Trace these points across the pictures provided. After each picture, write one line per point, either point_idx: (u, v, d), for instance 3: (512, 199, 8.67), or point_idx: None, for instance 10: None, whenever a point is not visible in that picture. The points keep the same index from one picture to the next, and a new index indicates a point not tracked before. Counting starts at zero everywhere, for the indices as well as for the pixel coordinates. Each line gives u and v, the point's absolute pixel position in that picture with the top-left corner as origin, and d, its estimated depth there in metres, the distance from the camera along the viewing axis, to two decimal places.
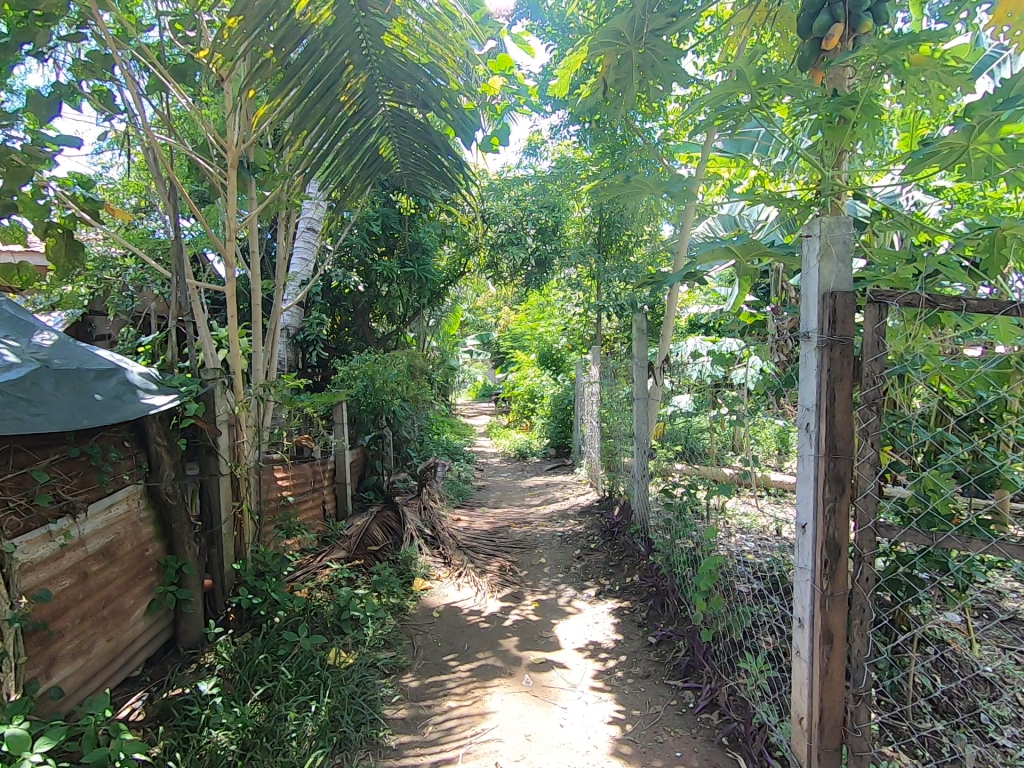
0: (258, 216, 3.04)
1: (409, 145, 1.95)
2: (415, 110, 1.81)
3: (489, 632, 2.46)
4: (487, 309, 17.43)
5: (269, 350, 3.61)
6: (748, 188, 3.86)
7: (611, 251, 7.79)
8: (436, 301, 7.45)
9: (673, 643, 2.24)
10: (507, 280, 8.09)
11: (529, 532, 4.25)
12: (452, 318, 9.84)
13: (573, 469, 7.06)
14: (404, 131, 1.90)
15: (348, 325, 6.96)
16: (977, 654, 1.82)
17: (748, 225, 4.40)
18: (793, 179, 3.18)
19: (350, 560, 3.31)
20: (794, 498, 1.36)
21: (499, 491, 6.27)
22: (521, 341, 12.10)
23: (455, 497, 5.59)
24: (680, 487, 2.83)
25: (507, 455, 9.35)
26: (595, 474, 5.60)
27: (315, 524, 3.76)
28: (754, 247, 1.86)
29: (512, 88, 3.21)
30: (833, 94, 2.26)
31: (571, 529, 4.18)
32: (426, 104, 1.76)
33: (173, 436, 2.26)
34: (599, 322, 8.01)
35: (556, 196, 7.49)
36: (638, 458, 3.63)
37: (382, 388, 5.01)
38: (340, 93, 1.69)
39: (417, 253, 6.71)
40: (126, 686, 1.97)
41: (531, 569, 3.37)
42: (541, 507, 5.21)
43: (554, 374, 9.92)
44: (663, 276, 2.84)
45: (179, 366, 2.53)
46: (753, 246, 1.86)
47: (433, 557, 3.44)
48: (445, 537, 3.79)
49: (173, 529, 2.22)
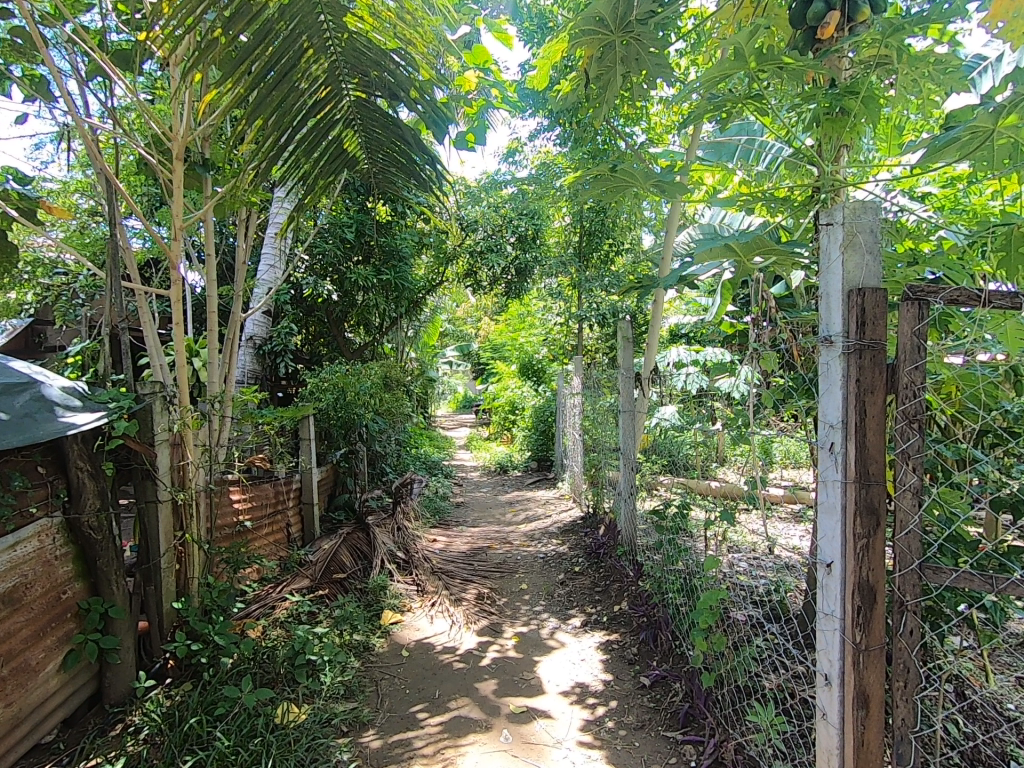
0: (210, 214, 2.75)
1: (380, 145, 1.55)
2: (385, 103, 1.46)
3: (464, 675, 2.21)
4: (466, 319, 17.20)
5: (227, 363, 3.34)
6: (732, 194, 3.75)
7: (591, 261, 7.62)
8: (414, 311, 7.32)
9: (669, 686, 2.01)
10: (487, 289, 7.90)
11: (509, 553, 4.01)
12: (430, 328, 9.60)
13: (555, 484, 6.84)
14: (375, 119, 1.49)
15: (322, 336, 6.78)
16: (1007, 697, 1.63)
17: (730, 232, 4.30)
18: (779, 181, 3.06)
19: (313, 591, 3.03)
20: (816, 531, 1.17)
21: (478, 507, 6.01)
22: (501, 350, 11.88)
23: (431, 515, 5.31)
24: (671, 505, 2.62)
25: (487, 468, 9.06)
26: (577, 489, 5.40)
27: (277, 549, 3.47)
28: (757, 244, 1.67)
29: (490, 85, 3.02)
30: (829, 87, 2.12)
31: (554, 549, 3.94)
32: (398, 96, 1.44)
33: (100, 460, 1.97)
34: (580, 333, 7.88)
35: (535, 204, 7.37)
36: (624, 474, 3.40)
37: (354, 401, 4.73)
38: (301, 81, 1.35)
39: (393, 261, 6.47)
40: (31, 758, 1.67)
41: (510, 596, 3.13)
42: (522, 525, 4.98)
43: (535, 384, 9.69)
44: (650, 281, 2.68)
45: (112, 380, 2.23)
46: (755, 244, 1.68)
47: (404, 585, 3.17)
48: (418, 561, 3.53)
49: (98, 568, 1.93)
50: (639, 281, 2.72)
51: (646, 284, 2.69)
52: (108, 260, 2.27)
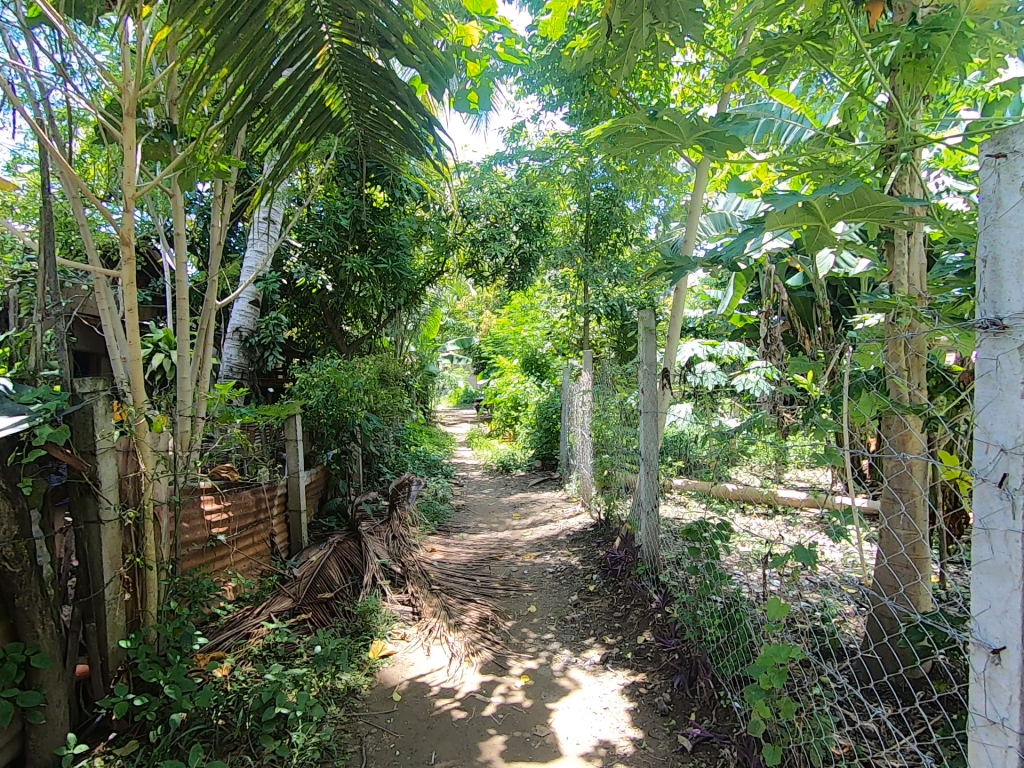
0: (169, 182, 2.38)
1: (363, 93, 1.61)
2: (372, 50, 1.47)
3: (465, 731, 1.87)
4: (467, 312, 16.85)
5: (199, 357, 3.01)
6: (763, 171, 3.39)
7: (598, 251, 7.52)
8: (413, 303, 6.97)
9: (715, 750, 1.68)
10: (489, 280, 7.54)
11: (514, 565, 3.67)
12: (430, 320, 9.24)
13: (561, 485, 6.49)
14: (354, 78, 1.56)
15: (318, 327, 6.46)
16: None
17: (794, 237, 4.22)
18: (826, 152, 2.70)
19: (295, 614, 2.70)
20: (972, 594, 0.86)
21: (480, 511, 5.67)
22: (503, 344, 11.51)
23: (430, 520, 4.97)
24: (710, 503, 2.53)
25: (489, 468, 8.67)
26: (586, 493, 5.04)
27: (258, 563, 3.15)
28: (860, 201, 1.39)
29: (496, 42, 2.67)
30: (912, 22, 1.75)
31: (563, 562, 3.59)
32: (387, 42, 1.42)
33: (19, 474, 1.61)
34: (587, 325, 7.51)
35: (540, 190, 7.01)
36: (644, 482, 3.04)
37: (347, 398, 4.38)
38: (270, 15, 1.31)
39: (390, 249, 6.13)
40: None
41: (517, 619, 2.79)
42: (527, 532, 4.64)
43: (539, 380, 9.31)
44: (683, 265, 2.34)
45: (44, 376, 1.88)
46: (855, 202, 1.41)
47: (399, 606, 2.83)
48: (414, 576, 3.19)
49: (19, 607, 1.58)
50: (670, 264, 2.36)
51: (677, 266, 2.34)
52: (43, 234, 1.90)
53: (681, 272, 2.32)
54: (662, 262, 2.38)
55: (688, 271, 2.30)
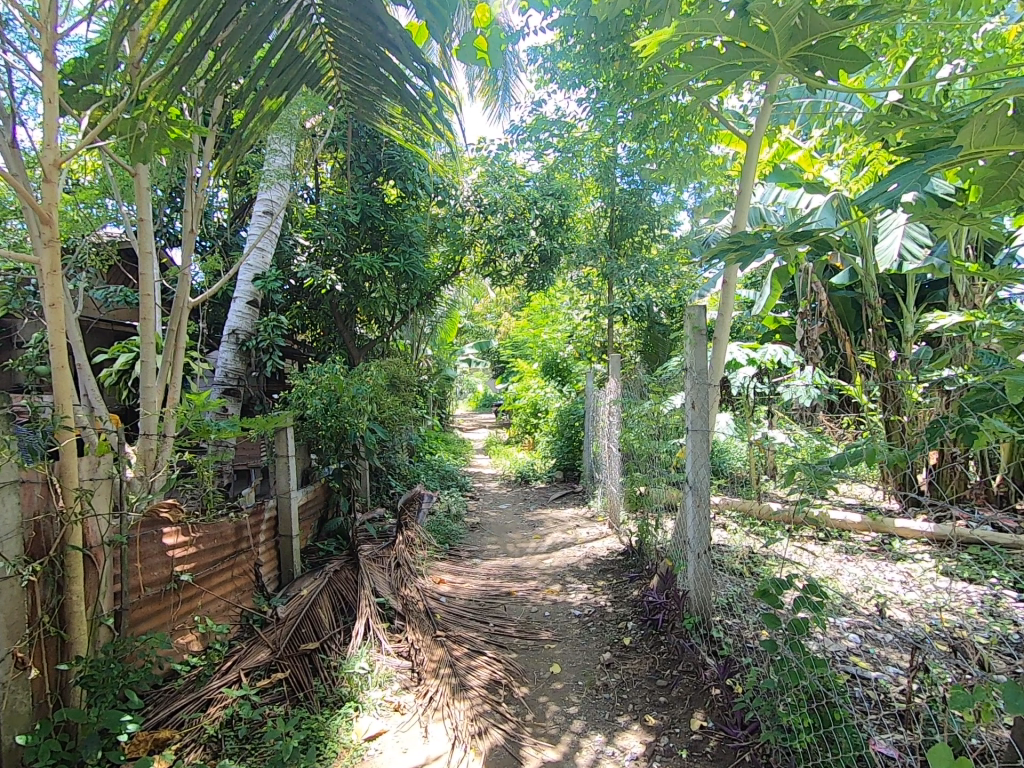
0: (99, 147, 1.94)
1: (353, 35, 1.37)
2: None
3: None
4: (485, 312, 16.46)
5: (169, 362, 2.61)
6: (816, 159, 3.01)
7: (624, 248, 7.04)
8: (427, 304, 6.57)
9: None
10: (508, 282, 7.11)
11: (533, 601, 3.20)
12: (446, 322, 8.85)
13: (584, 500, 5.98)
14: (348, 36, 1.38)
15: (328, 331, 6.09)
16: None
17: (911, 245, 4.24)
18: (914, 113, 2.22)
19: (272, 671, 2.28)
20: None
21: (495, 530, 5.18)
22: (522, 348, 11.01)
23: (441, 541, 4.51)
24: (776, 548, 2.04)
25: (506, 478, 8.18)
26: (614, 513, 4.54)
27: (240, 601, 2.74)
28: None
29: None
30: None
31: (590, 600, 3.11)
32: None
33: None
34: (611, 327, 7.03)
35: (561, 183, 6.59)
36: (692, 520, 2.41)
37: (350, 407, 3.97)
38: None
39: (403, 246, 5.71)
40: None
41: (535, 682, 2.32)
42: (548, 557, 4.15)
43: (560, 385, 8.79)
44: (762, 243, 1.84)
45: None
46: None
47: (396, 662, 2.39)
48: (417, 619, 2.74)
49: None
50: (737, 239, 1.87)
51: (748, 243, 1.84)
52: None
53: (754, 251, 1.82)
54: (724, 238, 1.89)
55: (765, 250, 1.80)
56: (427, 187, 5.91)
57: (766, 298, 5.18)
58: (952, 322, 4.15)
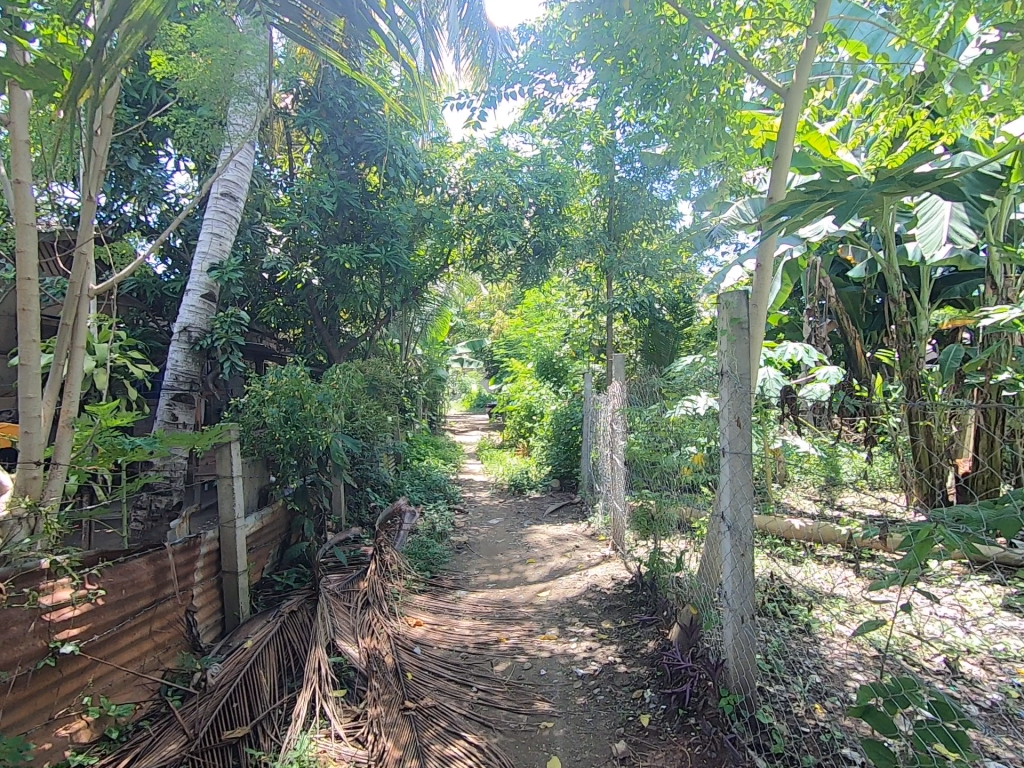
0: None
1: None
2: None
3: None
4: (477, 309, 15.89)
5: (61, 368, 2.05)
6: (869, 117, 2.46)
7: (623, 240, 6.47)
8: (411, 301, 6.02)
9: None
10: (499, 277, 6.56)
11: (525, 652, 2.66)
12: (434, 320, 8.28)
13: (585, 516, 5.43)
14: None
15: (302, 329, 5.55)
16: None
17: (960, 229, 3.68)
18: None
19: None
20: None
21: (485, 551, 4.64)
22: (517, 347, 10.44)
23: (421, 567, 3.95)
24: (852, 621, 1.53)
25: (499, 487, 7.61)
26: (620, 536, 3.99)
27: (162, 662, 2.19)
28: None
29: None
30: None
31: (596, 652, 2.58)
32: None
33: None
34: (611, 325, 6.51)
35: (557, 170, 6.06)
36: (727, 569, 1.88)
37: (316, 415, 3.42)
38: None
39: (384, 236, 5.14)
40: None
41: None
42: (544, 588, 3.61)
43: (556, 386, 8.24)
44: (856, 189, 1.39)
45: None
46: None
47: (349, 753, 1.86)
48: (383, 682, 2.21)
49: None
50: (818, 188, 1.47)
51: (835, 191, 1.43)
52: None
53: (851, 199, 1.38)
54: (802, 188, 1.48)
55: (865, 196, 1.37)
56: (411, 174, 5.38)
57: (778, 293, 4.67)
58: (1010, 318, 3.30)
